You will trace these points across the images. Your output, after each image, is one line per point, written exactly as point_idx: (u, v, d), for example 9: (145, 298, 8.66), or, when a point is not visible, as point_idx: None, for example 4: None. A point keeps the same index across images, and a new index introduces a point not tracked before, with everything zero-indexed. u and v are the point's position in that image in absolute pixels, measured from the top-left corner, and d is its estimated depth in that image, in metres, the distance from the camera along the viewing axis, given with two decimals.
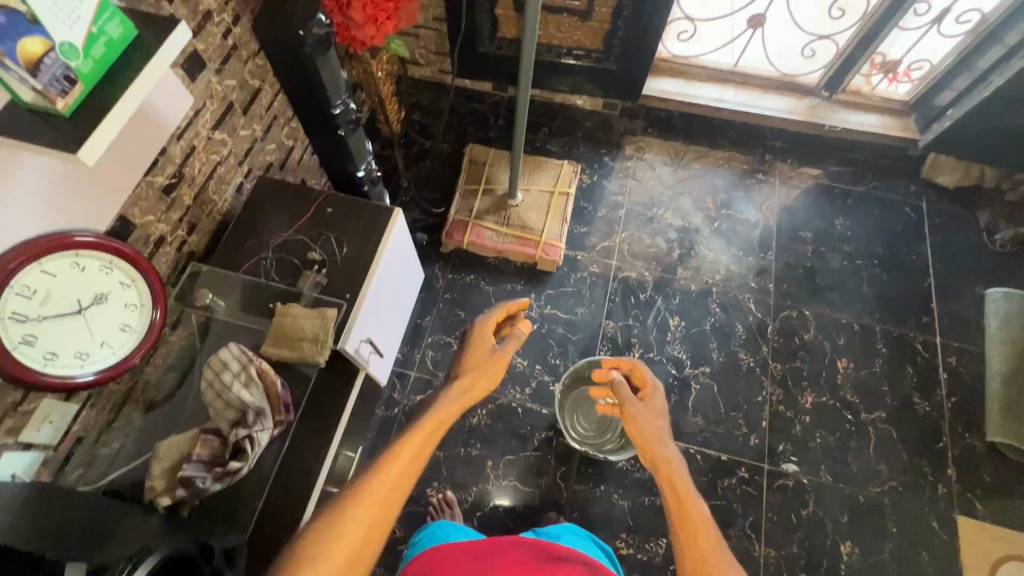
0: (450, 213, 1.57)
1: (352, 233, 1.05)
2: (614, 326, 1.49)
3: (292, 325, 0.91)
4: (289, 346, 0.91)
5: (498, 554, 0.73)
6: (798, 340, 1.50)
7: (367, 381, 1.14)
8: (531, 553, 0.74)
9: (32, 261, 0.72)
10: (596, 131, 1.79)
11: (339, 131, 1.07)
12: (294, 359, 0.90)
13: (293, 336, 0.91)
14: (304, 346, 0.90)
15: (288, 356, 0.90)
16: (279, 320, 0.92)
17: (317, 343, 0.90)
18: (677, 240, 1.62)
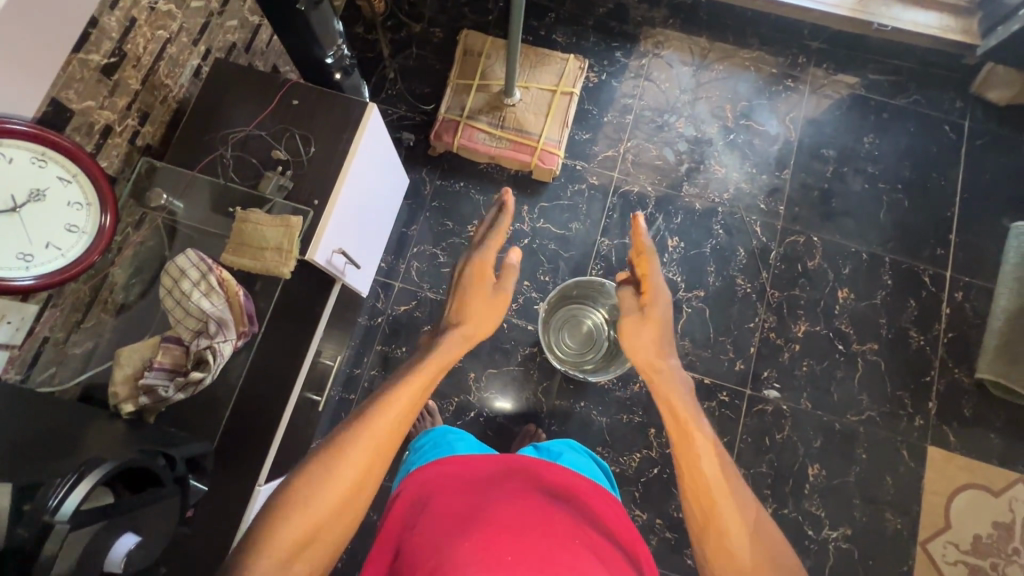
0: (440, 112, 1.44)
1: (321, 131, 0.94)
2: (609, 244, 1.42)
3: (254, 232, 0.85)
4: (252, 255, 0.85)
5: (499, 483, 0.79)
6: (801, 267, 1.43)
7: (344, 292, 1.10)
8: (529, 485, 0.79)
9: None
10: (609, 20, 1.57)
11: (300, 7, 0.91)
12: (259, 270, 0.85)
13: (256, 245, 0.85)
14: (266, 256, 0.84)
15: (253, 266, 0.85)
16: (241, 227, 0.86)
17: (281, 253, 0.84)
18: (687, 152, 1.49)
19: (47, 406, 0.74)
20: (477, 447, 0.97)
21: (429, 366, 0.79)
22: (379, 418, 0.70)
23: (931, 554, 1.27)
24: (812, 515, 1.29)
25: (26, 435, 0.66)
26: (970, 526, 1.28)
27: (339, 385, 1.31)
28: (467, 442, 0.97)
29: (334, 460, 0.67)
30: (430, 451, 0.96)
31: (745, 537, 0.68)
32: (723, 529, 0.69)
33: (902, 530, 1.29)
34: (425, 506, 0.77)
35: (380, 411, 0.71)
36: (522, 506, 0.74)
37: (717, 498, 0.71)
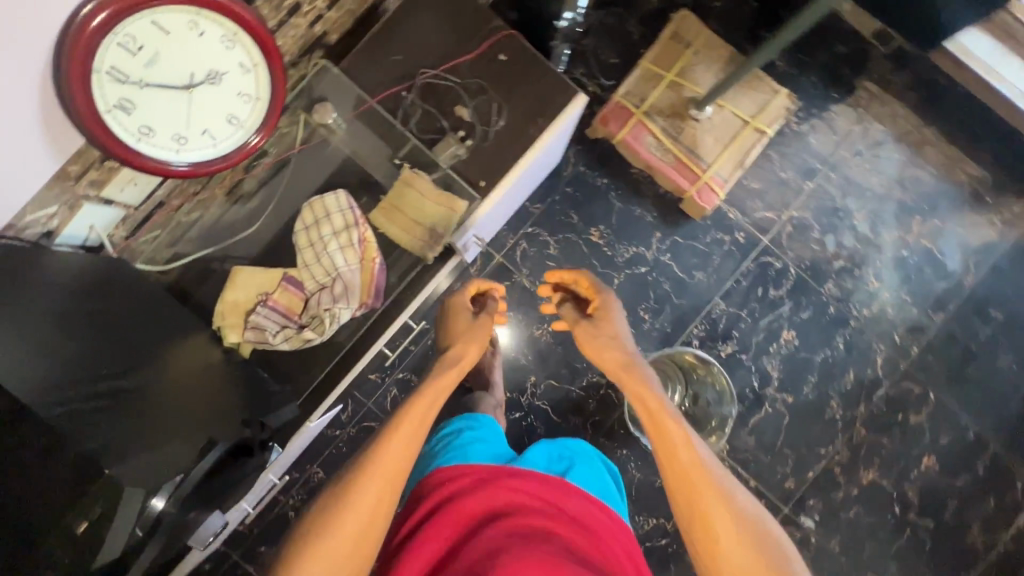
0: (617, 93, 1.27)
1: (517, 105, 0.82)
2: (724, 308, 1.30)
3: (414, 202, 0.83)
4: (402, 224, 0.84)
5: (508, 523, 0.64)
6: (900, 416, 1.31)
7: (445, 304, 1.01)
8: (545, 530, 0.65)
9: (121, 18, 0.54)
10: (844, 64, 1.33)
11: None
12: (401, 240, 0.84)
13: (411, 216, 0.83)
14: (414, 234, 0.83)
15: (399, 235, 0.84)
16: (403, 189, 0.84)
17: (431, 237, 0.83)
18: (850, 249, 1.32)
19: (192, 350, 0.74)
20: (497, 454, 0.86)
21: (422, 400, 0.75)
22: (377, 466, 0.67)
23: None
24: None
25: (158, 384, 0.66)
26: None
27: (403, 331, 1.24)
28: (484, 446, 0.87)
29: (335, 514, 0.64)
30: (449, 449, 0.86)
31: (739, 538, 0.60)
32: (714, 526, 0.61)
33: None
34: (433, 541, 0.66)
35: (374, 458, 0.68)
36: (533, 553, 0.60)
37: (702, 494, 0.62)
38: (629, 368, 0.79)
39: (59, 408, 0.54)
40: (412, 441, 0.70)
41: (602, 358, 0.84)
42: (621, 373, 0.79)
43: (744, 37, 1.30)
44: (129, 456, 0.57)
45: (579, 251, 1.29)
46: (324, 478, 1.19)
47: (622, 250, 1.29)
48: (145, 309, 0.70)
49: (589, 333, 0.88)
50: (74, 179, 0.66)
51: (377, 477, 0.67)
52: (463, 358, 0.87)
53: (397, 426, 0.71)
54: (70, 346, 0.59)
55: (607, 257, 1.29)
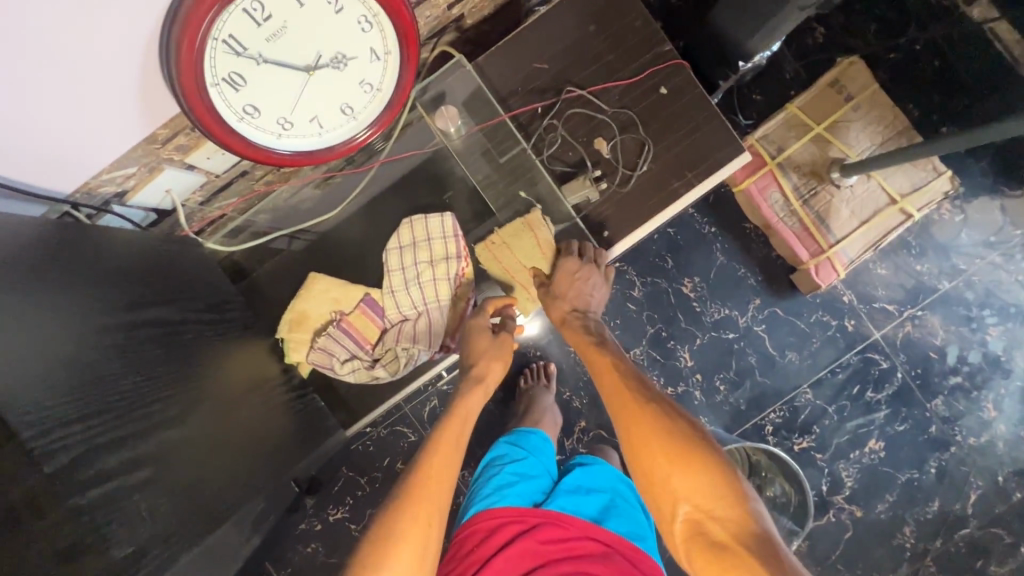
0: (751, 135, 1.11)
1: (664, 148, 0.81)
2: (809, 399, 1.16)
3: (524, 242, 0.84)
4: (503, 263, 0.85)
5: None
6: (981, 564, 1.15)
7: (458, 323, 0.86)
8: None
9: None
10: (1023, 156, 1.14)
11: None
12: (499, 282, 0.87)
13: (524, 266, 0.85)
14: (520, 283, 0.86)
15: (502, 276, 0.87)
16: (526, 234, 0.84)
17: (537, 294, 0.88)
18: (971, 367, 1.15)
19: (220, 391, 0.63)
20: (537, 488, 0.82)
21: (451, 424, 0.71)
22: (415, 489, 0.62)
23: None
24: None
25: (195, 403, 0.58)
26: None
27: None
28: (524, 485, 0.82)
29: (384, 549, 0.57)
30: (491, 478, 0.84)
31: (670, 445, 0.62)
32: (647, 440, 0.64)
33: None
34: None
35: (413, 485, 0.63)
36: None
37: (636, 408, 0.67)
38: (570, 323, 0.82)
39: (94, 488, 0.42)
40: (448, 460, 0.66)
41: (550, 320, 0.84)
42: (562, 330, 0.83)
43: (914, 101, 1.12)
44: (168, 551, 0.47)
45: (665, 300, 1.16)
46: (345, 476, 1.09)
47: (711, 310, 1.16)
48: (176, 349, 0.58)
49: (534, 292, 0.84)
50: (159, 143, 0.57)
51: (421, 491, 0.62)
52: (483, 378, 0.78)
53: (434, 445, 0.68)
54: (125, 379, 0.49)
55: (694, 312, 1.16)
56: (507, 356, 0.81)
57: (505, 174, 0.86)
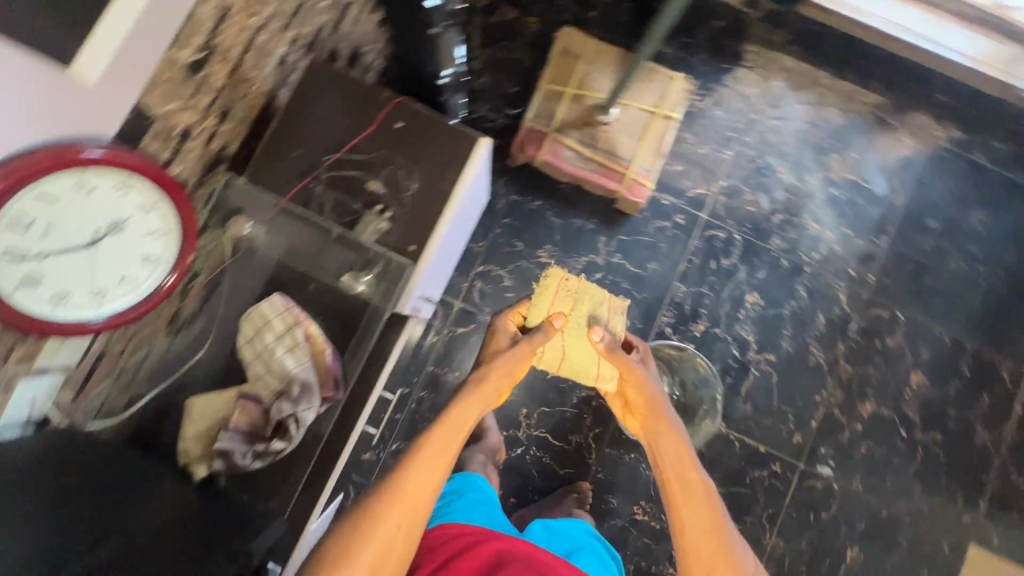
0: (526, 119, 1.31)
1: (424, 163, 0.83)
2: (684, 290, 1.33)
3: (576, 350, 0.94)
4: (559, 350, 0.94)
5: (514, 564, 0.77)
6: (878, 344, 1.35)
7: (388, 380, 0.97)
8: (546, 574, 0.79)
9: (25, 183, 0.55)
10: (724, 35, 1.40)
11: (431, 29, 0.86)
12: (529, 305, 0.96)
13: (573, 338, 0.93)
14: (564, 335, 0.93)
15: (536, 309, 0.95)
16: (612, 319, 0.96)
17: (552, 358, 0.94)
18: (783, 202, 1.37)
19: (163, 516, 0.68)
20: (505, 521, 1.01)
21: (441, 431, 0.79)
22: (398, 499, 0.73)
23: None
24: None
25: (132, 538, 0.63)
26: None
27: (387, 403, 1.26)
28: (493, 513, 0.99)
29: (355, 545, 0.70)
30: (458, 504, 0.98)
31: None
32: None
33: None
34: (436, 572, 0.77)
35: (385, 497, 0.73)
36: None
37: (721, 557, 0.77)
38: (665, 424, 0.89)
39: None
40: (444, 465, 0.77)
41: (638, 401, 0.91)
42: (657, 425, 0.89)
43: (629, 36, 1.37)
44: None
45: (533, 275, 1.31)
46: None
47: (574, 262, 1.32)
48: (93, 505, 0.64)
49: (640, 369, 0.92)
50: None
51: (411, 506, 0.73)
52: (477, 387, 0.87)
53: (415, 457, 0.76)
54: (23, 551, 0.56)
55: (560, 273, 1.32)
56: (518, 366, 0.91)
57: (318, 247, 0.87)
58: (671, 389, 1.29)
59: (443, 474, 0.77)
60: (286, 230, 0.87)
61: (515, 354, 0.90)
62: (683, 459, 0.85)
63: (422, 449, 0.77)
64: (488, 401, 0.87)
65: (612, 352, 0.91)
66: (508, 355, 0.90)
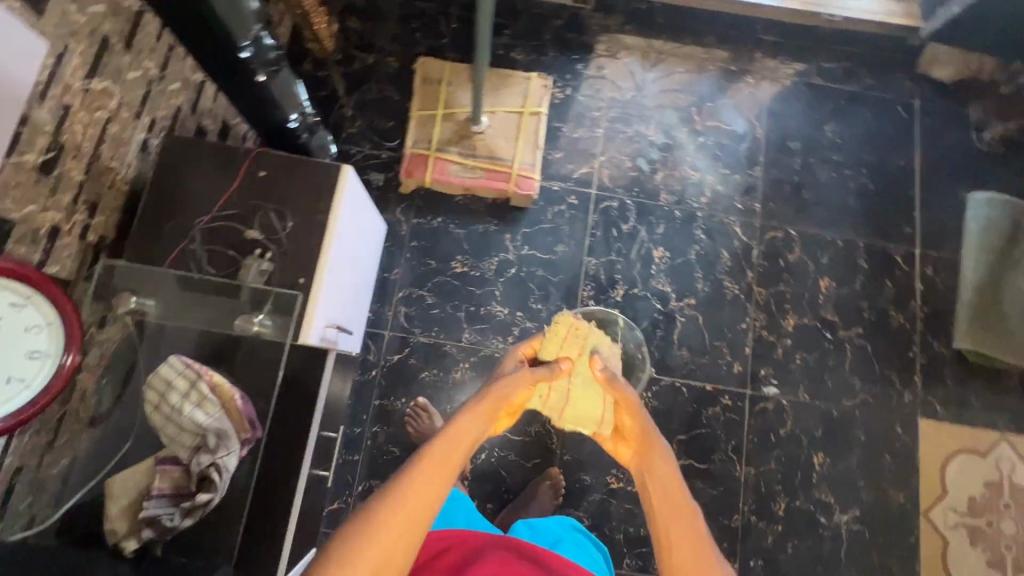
0: (407, 147, 1.39)
1: (294, 203, 0.88)
2: (596, 262, 1.41)
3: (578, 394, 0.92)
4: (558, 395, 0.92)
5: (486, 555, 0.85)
6: (782, 262, 1.45)
7: (324, 413, 0.99)
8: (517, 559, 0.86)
9: None
10: (566, 31, 1.53)
11: (259, 76, 0.94)
12: (541, 340, 0.98)
13: (577, 380, 0.92)
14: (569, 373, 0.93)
15: (548, 350, 0.97)
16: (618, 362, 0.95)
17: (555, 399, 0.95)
18: (661, 160, 1.48)
19: None
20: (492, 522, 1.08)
21: (438, 449, 0.71)
22: (377, 532, 0.64)
23: (934, 523, 1.35)
24: (823, 503, 1.34)
25: None
26: (964, 488, 1.37)
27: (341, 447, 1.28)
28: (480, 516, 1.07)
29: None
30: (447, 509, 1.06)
31: None
32: None
33: (905, 503, 1.36)
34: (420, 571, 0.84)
35: (367, 528, 0.64)
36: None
37: None
38: (659, 452, 0.79)
39: None
40: (439, 488, 0.69)
41: (634, 429, 0.84)
42: (652, 450, 0.80)
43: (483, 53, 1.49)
44: None
45: (453, 287, 1.37)
46: None
47: (487, 264, 1.38)
48: None
49: (638, 401, 0.87)
50: None
51: (398, 539, 0.65)
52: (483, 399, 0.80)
53: (408, 479, 0.68)
54: None
55: (477, 277, 1.37)
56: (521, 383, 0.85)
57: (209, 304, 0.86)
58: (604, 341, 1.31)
59: (435, 499, 0.68)
60: (174, 297, 0.86)
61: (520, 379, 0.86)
62: (679, 490, 0.74)
63: (415, 470, 0.69)
64: (491, 415, 0.79)
65: (613, 384, 0.88)
66: (515, 375, 0.85)
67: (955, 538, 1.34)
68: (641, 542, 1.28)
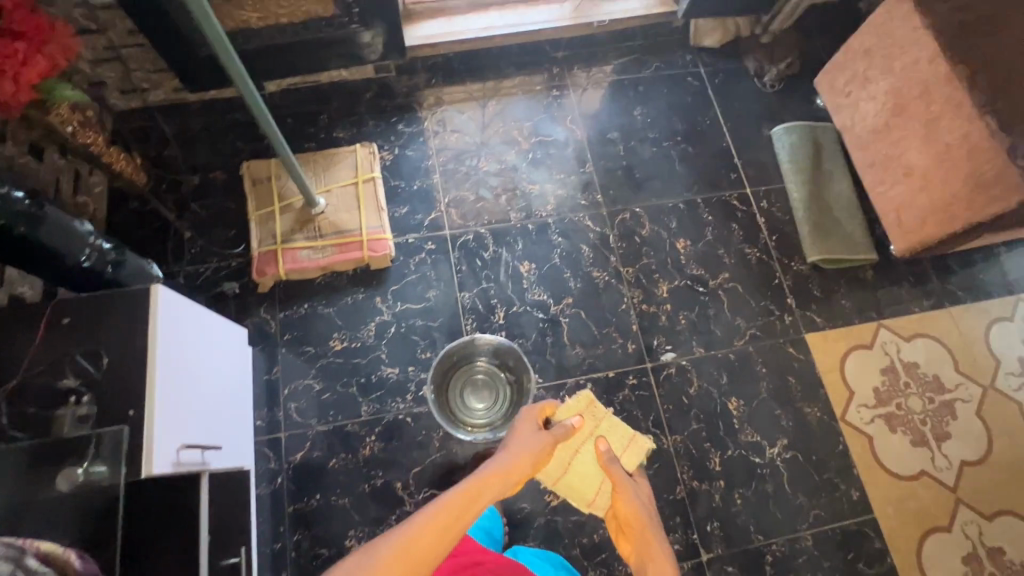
0: (254, 248, 1.39)
1: (108, 338, 0.85)
2: (470, 295, 1.44)
3: (579, 465, 1.20)
4: (562, 464, 1.20)
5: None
6: (638, 238, 1.54)
7: (212, 540, 0.93)
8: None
9: None
10: (379, 100, 1.62)
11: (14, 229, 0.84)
12: (560, 407, 1.21)
13: (584, 455, 1.20)
14: (582, 444, 1.20)
15: (564, 413, 1.21)
16: (627, 451, 1.21)
17: (562, 462, 1.20)
18: (500, 185, 1.56)
19: None
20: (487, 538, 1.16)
21: (475, 490, 0.91)
22: (416, 544, 0.79)
23: (853, 424, 1.42)
24: (752, 444, 1.38)
25: None
26: (866, 382, 1.45)
27: (266, 570, 1.20)
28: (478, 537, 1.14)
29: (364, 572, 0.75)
30: None
31: None
32: None
33: (822, 415, 1.42)
34: None
35: (410, 537, 0.80)
36: None
37: None
38: (648, 525, 1.06)
39: None
40: (473, 513, 0.87)
41: (626, 501, 1.10)
42: (644, 526, 1.06)
43: (307, 141, 1.56)
44: None
45: (339, 365, 1.35)
46: None
47: (365, 331, 1.38)
48: None
49: (633, 486, 1.13)
50: None
51: (432, 544, 0.80)
52: (514, 457, 1.02)
53: (449, 505, 0.86)
54: None
55: (359, 348, 1.36)
56: (544, 446, 1.08)
57: (39, 469, 0.76)
58: (487, 357, 1.34)
59: (464, 525, 0.85)
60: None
61: (543, 440, 1.08)
62: (661, 557, 0.99)
63: (456, 499, 0.87)
64: (515, 476, 1.00)
65: (613, 466, 1.15)
66: (540, 436, 1.09)
67: (876, 430, 1.41)
68: (600, 548, 1.26)
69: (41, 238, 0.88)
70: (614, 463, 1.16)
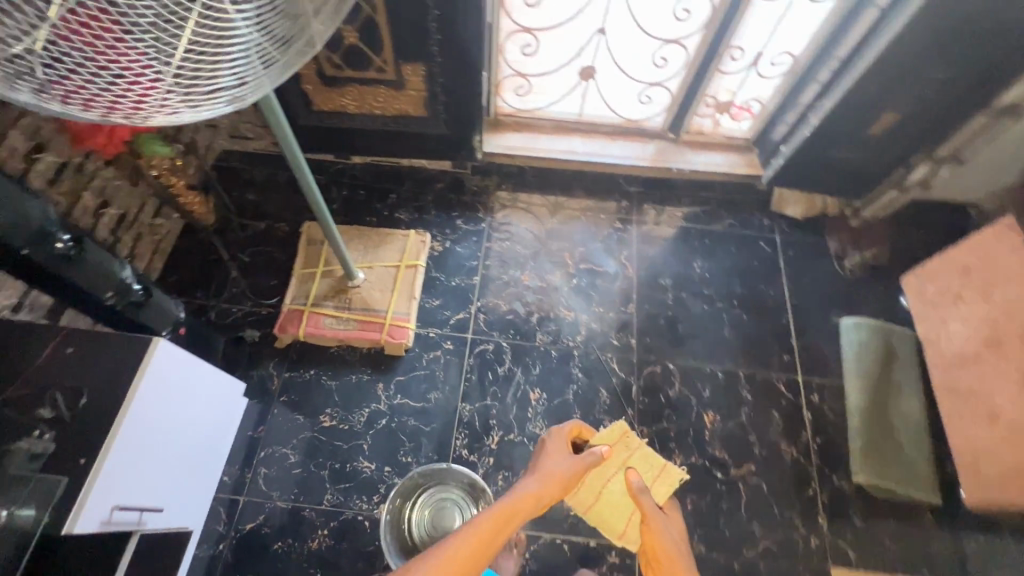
0: (285, 303, 1.44)
1: (92, 379, 0.88)
2: (470, 409, 1.38)
3: (609, 495, 1.24)
4: (593, 492, 1.24)
5: None
6: (663, 397, 1.43)
7: None
8: None
9: None
10: (447, 192, 1.69)
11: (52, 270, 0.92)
12: (595, 434, 1.23)
13: (614, 485, 1.24)
14: (615, 473, 1.24)
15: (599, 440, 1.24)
16: (656, 482, 1.23)
17: (593, 491, 1.24)
18: (535, 302, 1.54)
19: None
20: None
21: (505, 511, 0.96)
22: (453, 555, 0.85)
23: None
24: None
25: None
26: None
27: None
28: None
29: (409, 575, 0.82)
30: None
31: None
32: None
33: None
34: None
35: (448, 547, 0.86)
36: None
37: None
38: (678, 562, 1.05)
39: None
40: (504, 535, 0.92)
41: (655, 534, 1.10)
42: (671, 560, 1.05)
43: (370, 215, 1.64)
44: None
45: (321, 443, 1.32)
46: None
47: (357, 416, 1.35)
48: None
49: (660, 518, 1.13)
50: None
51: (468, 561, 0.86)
52: (543, 479, 1.06)
53: (481, 525, 0.91)
54: None
55: (344, 431, 1.33)
56: (573, 469, 1.11)
57: None
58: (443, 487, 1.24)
59: (495, 544, 0.91)
60: None
61: (572, 464, 1.12)
62: None
63: (487, 519, 0.93)
64: (546, 497, 1.04)
65: (644, 496, 1.17)
66: (568, 461, 1.12)
67: None
68: None
69: (70, 278, 0.94)
70: (644, 493, 1.17)
